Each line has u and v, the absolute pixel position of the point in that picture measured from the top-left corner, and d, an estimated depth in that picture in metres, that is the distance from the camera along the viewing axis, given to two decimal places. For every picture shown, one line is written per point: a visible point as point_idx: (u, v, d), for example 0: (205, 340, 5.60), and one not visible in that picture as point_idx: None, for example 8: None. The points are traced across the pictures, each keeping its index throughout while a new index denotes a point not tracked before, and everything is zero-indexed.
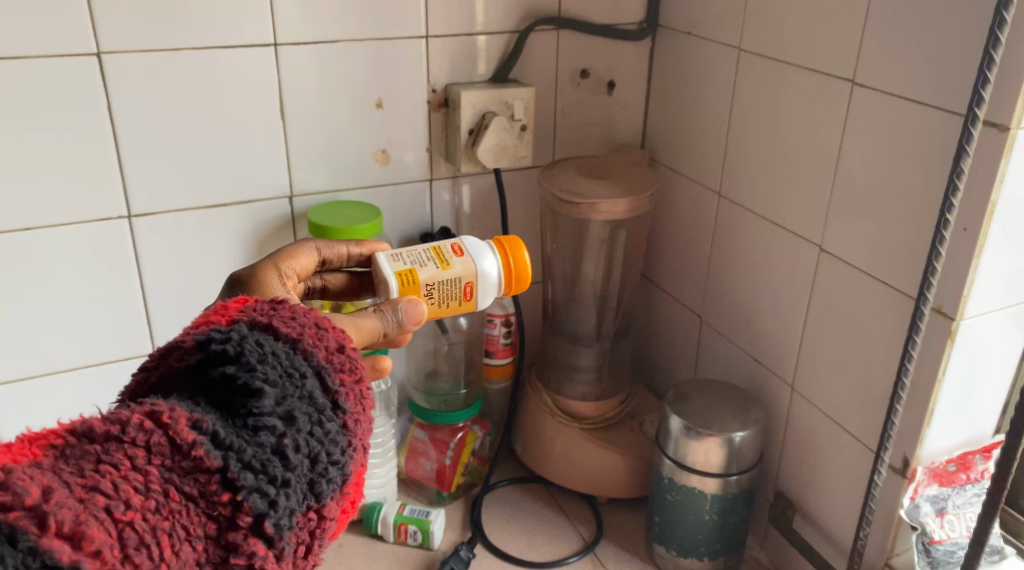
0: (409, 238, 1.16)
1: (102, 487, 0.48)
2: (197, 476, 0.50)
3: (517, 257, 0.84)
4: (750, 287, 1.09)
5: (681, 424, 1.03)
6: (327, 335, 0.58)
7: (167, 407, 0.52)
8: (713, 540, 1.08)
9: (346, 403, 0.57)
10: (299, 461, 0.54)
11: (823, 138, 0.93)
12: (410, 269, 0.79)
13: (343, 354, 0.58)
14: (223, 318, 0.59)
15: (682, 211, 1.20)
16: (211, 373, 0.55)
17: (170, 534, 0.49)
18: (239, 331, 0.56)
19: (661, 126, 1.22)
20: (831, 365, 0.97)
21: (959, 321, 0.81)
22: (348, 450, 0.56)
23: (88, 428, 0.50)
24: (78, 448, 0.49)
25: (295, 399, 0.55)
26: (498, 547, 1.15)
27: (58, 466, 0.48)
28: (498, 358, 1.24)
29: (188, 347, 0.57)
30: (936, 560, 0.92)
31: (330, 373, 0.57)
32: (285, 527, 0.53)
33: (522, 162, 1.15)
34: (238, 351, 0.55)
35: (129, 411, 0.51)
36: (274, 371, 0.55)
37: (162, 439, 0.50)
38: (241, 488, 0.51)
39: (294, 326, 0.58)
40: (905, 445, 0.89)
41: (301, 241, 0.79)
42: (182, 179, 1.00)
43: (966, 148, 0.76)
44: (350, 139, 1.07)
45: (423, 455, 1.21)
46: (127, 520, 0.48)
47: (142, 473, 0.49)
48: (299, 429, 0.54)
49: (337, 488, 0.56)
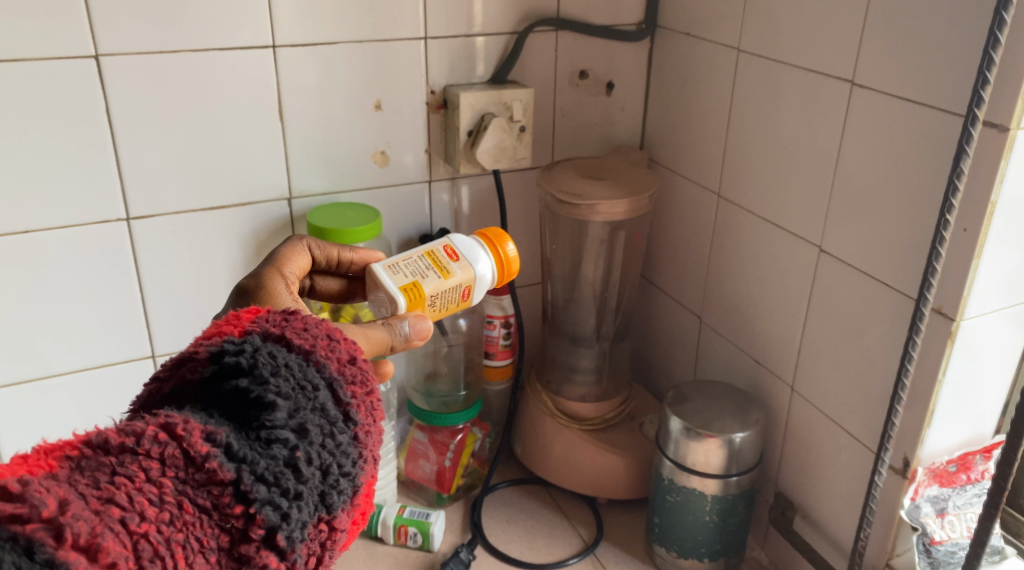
0: (408, 239, 1.16)
1: (118, 499, 0.47)
2: (210, 489, 0.50)
3: (504, 250, 0.85)
4: (750, 287, 1.09)
5: (681, 425, 1.03)
6: (339, 347, 0.58)
7: (181, 419, 0.51)
8: (713, 541, 1.08)
9: (357, 414, 0.57)
10: (311, 474, 0.54)
11: (823, 138, 0.93)
12: (413, 282, 0.79)
13: (354, 366, 0.58)
14: (236, 328, 0.58)
15: (681, 211, 1.20)
16: (224, 386, 0.55)
17: (184, 546, 0.49)
18: (252, 343, 0.56)
19: (660, 126, 1.21)
20: (831, 365, 0.97)
21: (959, 322, 0.81)
22: (359, 461, 0.56)
23: (103, 440, 0.50)
24: (94, 460, 0.49)
25: (307, 411, 0.55)
26: (498, 548, 1.15)
27: (73, 477, 0.48)
28: (497, 360, 1.25)
29: (201, 359, 0.56)
30: (936, 560, 0.91)
31: (342, 385, 0.57)
32: (296, 539, 0.52)
33: (520, 162, 1.14)
34: (252, 364, 0.55)
35: (144, 423, 0.51)
36: (287, 384, 0.55)
37: (176, 452, 0.50)
38: (254, 500, 0.51)
39: (307, 338, 0.57)
40: (905, 445, 0.89)
41: (295, 238, 0.81)
42: (181, 181, 1.00)
43: (966, 148, 0.76)
44: (349, 141, 1.07)
45: (422, 456, 1.21)
46: (141, 533, 0.47)
47: (156, 485, 0.49)
48: (311, 441, 0.54)
49: (348, 499, 0.56)
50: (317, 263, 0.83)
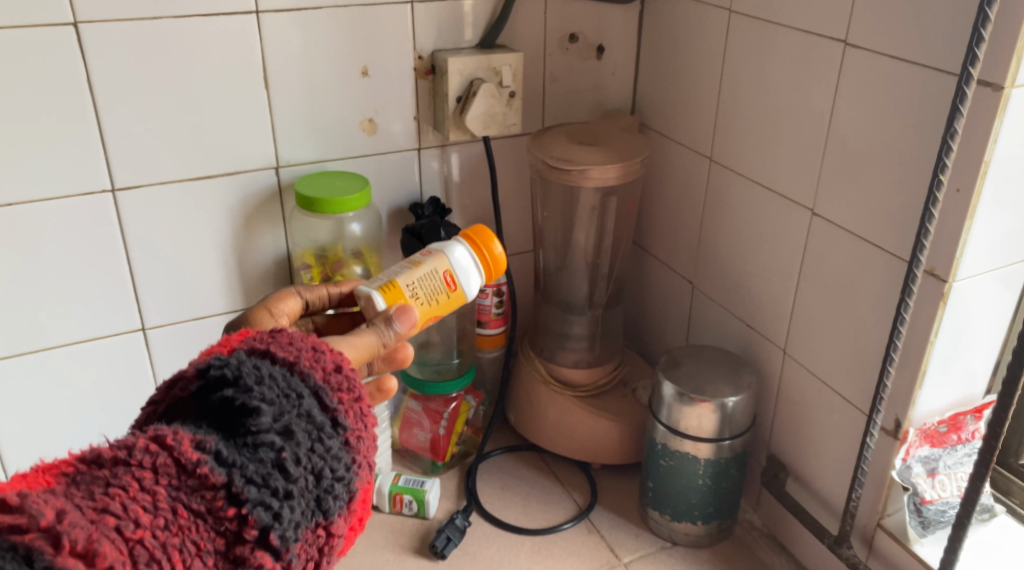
0: (398, 208, 1.15)
1: (112, 508, 0.49)
2: (202, 494, 0.52)
3: (492, 250, 0.84)
4: (741, 252, 1.08)
5: (673, 390, 1.04)
6: (324, 356, 0.59)
7: (171, 431, 0.53)
8: (706, 504, 1.09)
9: (345, 419, 0.58)
10: (301, 475, 0.55)
11: (815, 100, 0.92)
12: (387, 280, 0.79)
13: (340, 374, 0.59)
14: (224, 349, 0.60)
15: (672, 176, 1.19)
16: (211, 399, 0.56)
17: (181, 549, 0.50)
18: (236, 357, 0.57)
19: (651, 90, 1.20)
20: (823, 328, 0.98)
21: (952, 283, 0.81)
22: (351, 466, 0.57)
23: (97, 456, 0.52)
24: (89, 474, 0.51)
25: (294, 416, 0.56)
26: (493, 514, 1.16)
27: (69, 492, 0.50)
28: (490, 328, 1.25)
29: (189, 376, 0.58)
30: (927, 519, 0.92)
31: (328, 392, 0.58)
32: (291, 539, 0.54)
33: (510, 129, 1.13)
34: (236, 373, 0.56)
35: (136, 437, 0.53)
36: (272, 391, 0.56)
37: (167, 460, 0.52)
38: (245, 502, 0.52)
39: (291, 350, 0.59)
40: (897, 407, 0.90)
41: (282, 288, 0.79)
42: (166, 152, 0.99)
43: (961, 108, 0.74)
44: (336, 108, 1.06)
45: (416, 425, 1.22)
46: (137, 538, 0.49)
47: (149, 493, 0.51)
48: (299, 443, 0.55)
49: (344, 505, 0.57)
50: (311, 306, 0.81)
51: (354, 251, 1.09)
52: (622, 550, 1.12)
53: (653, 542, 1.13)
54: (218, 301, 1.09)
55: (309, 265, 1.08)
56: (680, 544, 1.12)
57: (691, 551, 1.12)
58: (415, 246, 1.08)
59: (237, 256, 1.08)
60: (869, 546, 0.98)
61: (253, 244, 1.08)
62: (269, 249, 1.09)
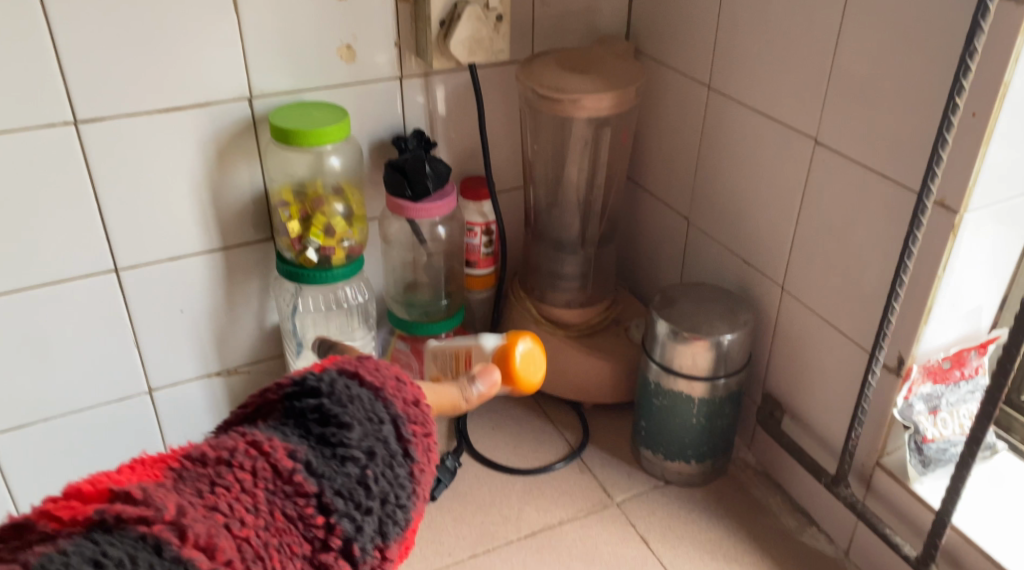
0: (380, 141, 1.10)
1: (220, 506, 0.53)
2: (296, 499, 0.55)
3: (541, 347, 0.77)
4: (739, 185, 1.04)
5: (668, 328, 1.00)
6: (406, 387, 0.63)
7: (268, 437, 0.57)
8: (700, 443, 1.06)
9: (415, 451, 0.60)
10: (377, 495, 0.57)
11: (820, 21, 0.87)
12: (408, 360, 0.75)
13: (417, 408, 0.62)
14: (316, 369, 0.63)
15: (668, 107, 1.14)
16: (301, 409, 0.59)
17: (278, 550, 0.53)
18: (329, 375, 0.61)
19: (646, 15, 1.14)
20: (824, 263, 0.94)
21: (962, 214, 0.78)
22: (414, 495, 0.60)
23: (202, 454, 0.56)
24: (195, 471, 0.55)
25: (376, 439, 0.59)
26: (484, 455, 1.14)
27: (179, 486, 0.54)
28: (479, 269, 1.21)
29: (280, 388, 0.61)
30: (927, 458, 0.91)
31: (405, 422, 0.61)
32: (370, 554, 0.56)
33: (499, 56, 1.08)
34: (329, 390, 0.60)
35: (235, 439, 0.57)
36: (361, 411, 0.60)
37: (266, 465, 0.55)
38: (333, 512, 0.56)
39: (378, 376, 0.62)
40: (900, 343, 0.87)
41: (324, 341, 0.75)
42: (131, 82, 0.93)
43: (982, 24, 0.70)
44: (312, 35, 1.00)
45: (406, 367, 1.17)
46: (242, 536, 0.53)
47: (250, 493, 0.54)
48: (378, 464, 0.58)
49: (404, 531, 0.59)
50: None
51: (335, 186, 1.06)
52: (614, 490, 1.10)
53: (646, 482, 1.11)
54: (193, 240, 1.05)
55: (287, 203, 1.03)
56: (673, 483, 1.11)
57: (685, 490, 1.10)
58: (399, 181, 1.03)
59: (212, 193, 1.03)
60: (866, 484, 0.97)
61: (228, 180, 1.03)
62: (245, 185, 1.05)
